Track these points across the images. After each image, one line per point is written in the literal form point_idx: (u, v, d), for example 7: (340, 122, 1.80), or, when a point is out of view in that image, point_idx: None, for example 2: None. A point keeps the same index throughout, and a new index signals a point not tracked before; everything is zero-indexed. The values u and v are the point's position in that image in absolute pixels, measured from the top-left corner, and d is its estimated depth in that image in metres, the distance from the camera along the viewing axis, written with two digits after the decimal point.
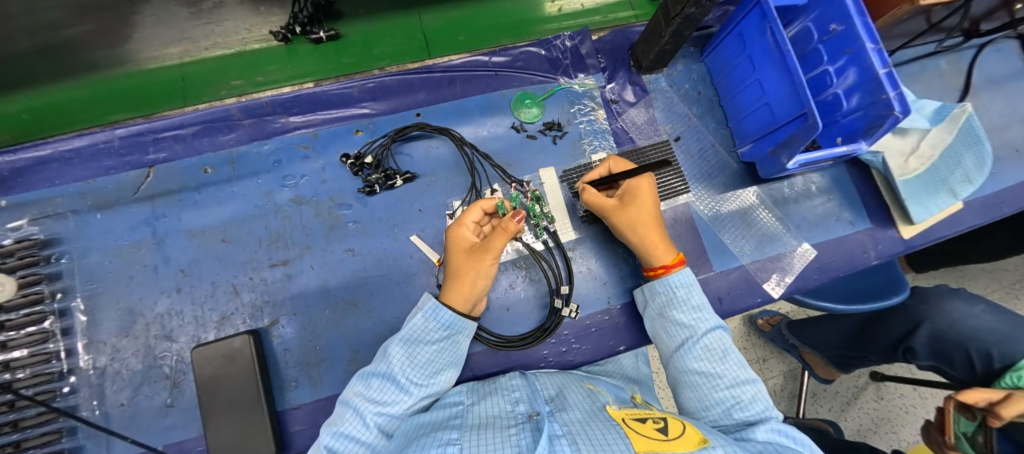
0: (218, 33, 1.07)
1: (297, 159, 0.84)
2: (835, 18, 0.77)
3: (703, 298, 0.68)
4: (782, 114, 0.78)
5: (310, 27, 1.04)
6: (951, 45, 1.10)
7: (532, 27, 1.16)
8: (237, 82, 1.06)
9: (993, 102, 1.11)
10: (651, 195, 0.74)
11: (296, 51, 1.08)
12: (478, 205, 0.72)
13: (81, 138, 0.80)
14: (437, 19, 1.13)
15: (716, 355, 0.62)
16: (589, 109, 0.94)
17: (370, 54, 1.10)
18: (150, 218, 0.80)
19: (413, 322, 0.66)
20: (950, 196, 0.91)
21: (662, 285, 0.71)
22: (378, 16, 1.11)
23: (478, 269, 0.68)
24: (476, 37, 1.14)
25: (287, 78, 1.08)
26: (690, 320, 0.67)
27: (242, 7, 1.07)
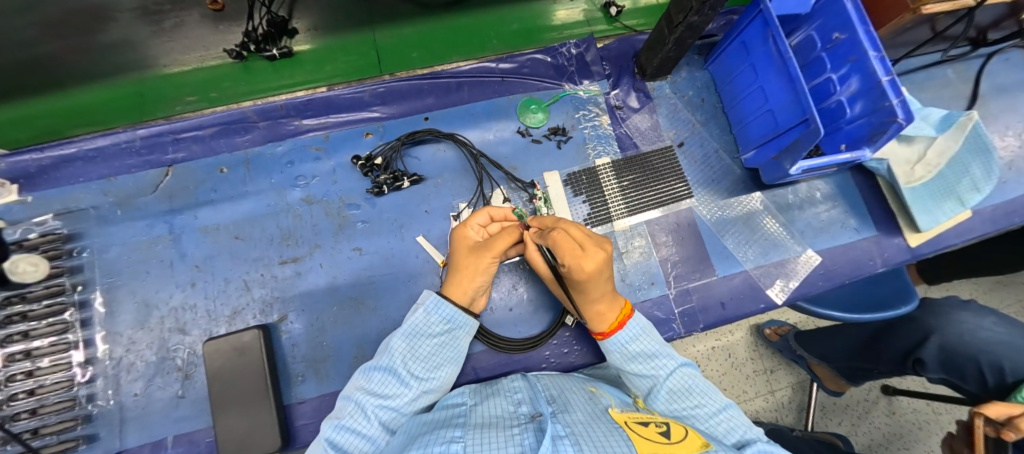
0: (177, 49, 1.10)
1: (309, 160, 0.87)
2: (838, 26, 0.78)
3: (655, 343, 0.66)
4: (784, 120, 0.79)
5: (265, 45, 1.07)
6: (958, 54, 1.11)
7: (484, 44, 1.17)
8: (192, 98, 1.09)
9: (999, 111, 1.11)
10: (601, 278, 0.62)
11: (251, 67, 1.11)
12: (486, 210, 0.74)
13: (104, 138, 0.84)
14: (392, 36, 1.15)
15: (683, 394, 0.60)
16: (594, 115, 0.96)
17: (323, 71, 1.12)
18: (167, 215, 0.84)
19: (415, 316, 0.66)
20: (959, 204, 0.91)
21: (613, 345, 0.67)
22: (332, 34, 1.14)
23: (477, 266, 0.69)
24: (430, 55, 1.16)
25: (241, 95, 1.11)
26: (647, 370, 0.64)
27: (203, 26, 1.12)
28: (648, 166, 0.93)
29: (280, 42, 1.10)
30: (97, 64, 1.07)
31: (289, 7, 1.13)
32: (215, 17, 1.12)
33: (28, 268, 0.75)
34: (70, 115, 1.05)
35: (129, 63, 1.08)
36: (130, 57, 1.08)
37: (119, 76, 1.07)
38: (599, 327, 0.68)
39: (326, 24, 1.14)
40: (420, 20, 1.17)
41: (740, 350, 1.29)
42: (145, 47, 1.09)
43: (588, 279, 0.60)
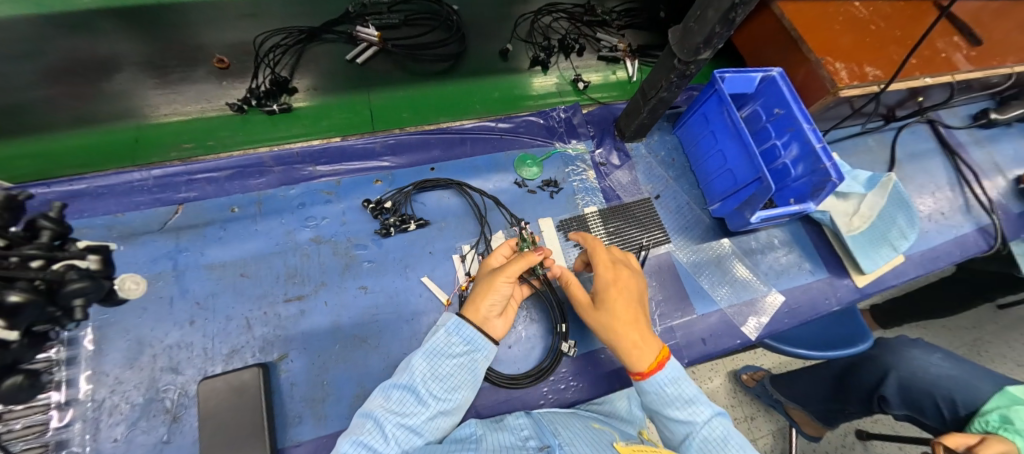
0: (179, 101, 1.15)
1: (320, 202, 0.93)
2: (777, 104, 0.97)
3: (693, 389, 0.66)
4: (743, 177, 0.93)
5: (265, 100, 1.15)
6: (875, 127, 1.35)
7: (467, 107, 1.28)
8: (188, 145, 1.10)
9: (914, 174, 1.33)
10: (631, 297, 0.73)
11: (250, 119, 1.16)
12: (506, 241, 0.81)
13: (118, 176, 0.88)
14: (384, 97, 1.25)
15: (720, 444, 0.61)
16: (581, 170, 1.08)
17: (319, 125, 1.18)
18: (172, 252, 0.85)
19: (436, 337, 0.69)
20: (892, 250, 1.07)
21: (652, 385, 0.66)
22: (329, 94, 1.23)
23: (492, 286, 0.73)
24: (419, 115, 1.25)
25: (236, 144, 1.13)
26: (685, 416, 0.64)
27: (206, 81, 1.18)
28: (631, 215, 1.04)
29: (280, 99, 1.17)
30: (99, 112, 1.10)
31: (292, 68, 1.24)
32: (221, 73, 1.20)
33: (129, 290, 0.52)
34: (49, 157, 1.03)
35: (120, 111, 1.11)
36: (122, 107, 1.11)
37: (112, 122, 1.09)
38: (638, 367, 0.67)
39: (325, 85, 1.24)
40: (412, 85, 1.28)
41: (720, 396, 1.35)
42: (141, 96, 1.13)
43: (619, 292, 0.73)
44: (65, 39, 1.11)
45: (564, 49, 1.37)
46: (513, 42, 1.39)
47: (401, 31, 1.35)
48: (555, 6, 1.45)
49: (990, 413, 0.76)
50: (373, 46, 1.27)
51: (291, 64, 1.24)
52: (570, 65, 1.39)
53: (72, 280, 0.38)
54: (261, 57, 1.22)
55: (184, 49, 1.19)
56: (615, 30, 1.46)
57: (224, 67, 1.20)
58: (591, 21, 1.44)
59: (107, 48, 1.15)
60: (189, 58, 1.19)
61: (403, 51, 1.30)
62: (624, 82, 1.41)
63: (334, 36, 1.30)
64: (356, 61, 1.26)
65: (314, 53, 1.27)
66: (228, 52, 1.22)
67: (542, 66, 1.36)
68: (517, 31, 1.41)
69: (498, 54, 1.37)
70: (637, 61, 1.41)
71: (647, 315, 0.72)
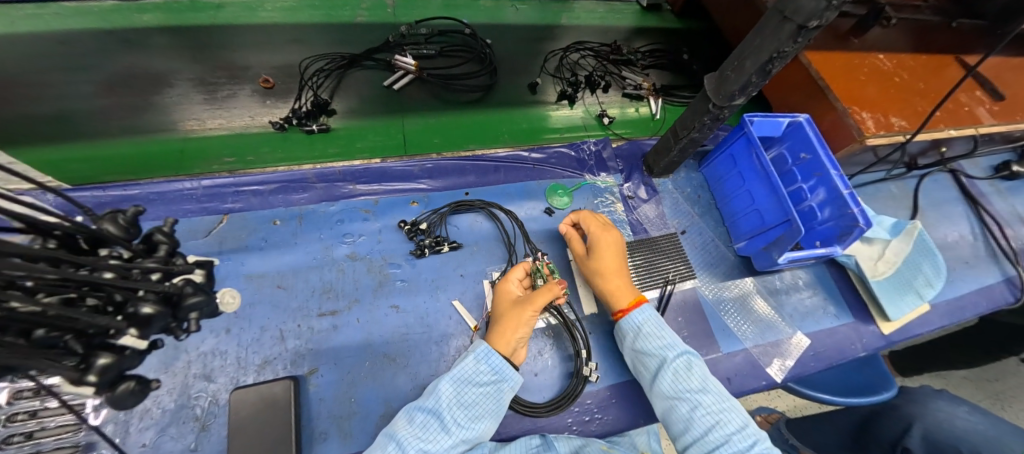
0: (224, 115, 1.12)
1: (357, 220, 0.96)
2: (804, 149, 1.00)
3: (666, 327, 0.78)
4: (770, 218, 0.95)
5: (306, 120, 1.12)
6: (897, 174, 1.36)
7: (498, 137, 1.23)
8: (230, 159, 1.06)
9: (937, 222, 1.33)
10: (617, 252, 0.86)
11: (289, 138, 1.12)
12: (521, 264, 0.83)
13: (170, 185, 0.92)
14: (418, 123, 1.21)
15: (686, 374, 0.71)
16: (609, 202, 1.11)
17: (353, 147, 1.13)
18: (215, 260, 0.88)
19: (465, 363, 0.70)
20: (917, 298, 1.06)
21: (629, 323, 0.80)
22: (365, 117, 1.20)
23: (519, 319, 0.75)
24: (449, 142, 1.20)
25: (277, 161, 1.08)
26: (656, 349, 0.76)
27: (251, 99, 1.16)
28: (657, 247, 1.05)
29: (320, 120, 1.14)
30: (141, 122, 1.07)
31: (331, 92, 1.21)
32: (265, 93, 1.18)
33: (231, 303, 0.83)
34: (89, 164, 1.00)
35: (167, 123, 1.08)
36: (163, 119, 1.09)
37: (154, 133, 1.06)
38: (619, 305, 0.82)
39: (359, 109, 1.21)
40: (444, 113, 1.25)
41: None
42: (186, 109, 1.11)
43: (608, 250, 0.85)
44: (121, 53, 1.15)
45: (591, 85, 1.34)
46: (542, 77, 1.38)
47: (437, 62, 1.35)
48: (582, 44, 1.46)
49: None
50: (411, 73, 1.25)
51: (331, 87, 1.22)
52: (596, 100, 1.37)
53: (187, 294, 0.61)
54: (305, 80, 1.20)
55: (232, 69, 1.19)
56: (640, 69, 1.45)
57: (269, 87, 1.19)
58: (617, 60, 1.44)
59: (161, 62, 1.16)
60: (237, 77, 1.18)
61: (438, 81, 1.28)
62: (649, 119, 1.38)
63: (374, 62, 1.28)
64: (394, 87, 1.25)
65: (353, 77, 1.25)
66: (275, 73, 1.21)
67: (569, 101, 1.33)
68: (547, 66, 1.40)
69: (526, 87, 1.35)
70: (661, 100, 1.38)
71: (625, 267, 0.86)
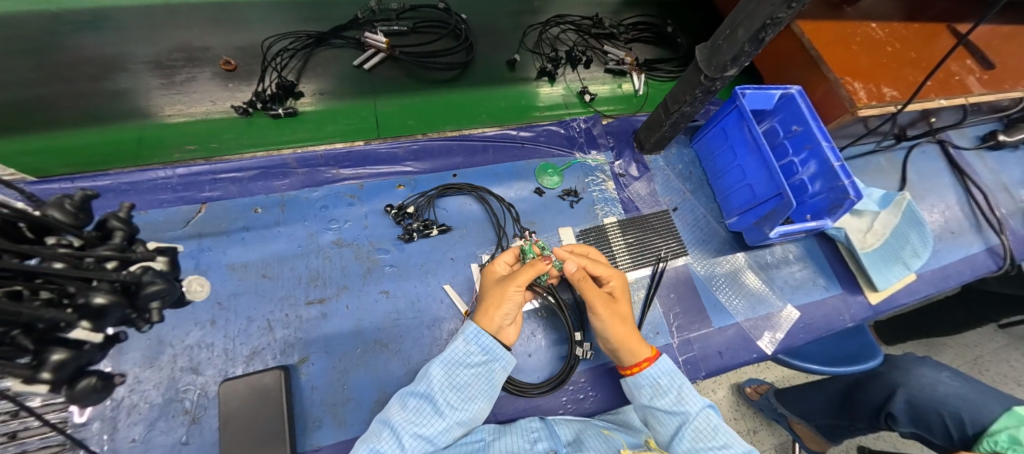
0: (184, 102, 1.07)
1: (343, 205, 0.93)
2: (796, 121, 0.99)
3: (685, 380, 0.69)
4: (762, 193, 0.94)
5: (271, 104, 1.07)
6: (887, 146, 1.36)
7: (475, 117, 1.20)
8: (192, 147, 1.02)
9: (924, 193, 1.35)
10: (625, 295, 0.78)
11: (255, 123, 1.07)
12: (509, 248, 0.81)
13: (142, 174, 0.88)
14: (392, 104, 1.17)
15: (709, 434, 0.64)
16: (601, 180, 1.09)
17: (323, 131, 1.09)
18: (195, 250, 0.85)
19: (455, 344, 0.69)
20: (904, 268, 1.10)
21: (645, 379, 0.70)
22: (337, 99, 1.14)
23: (503, 295, 0.72)
24: (424, 123, 1.17)
25: (243, 147, 1.04)
26: (675, 406, 0.67)
27: (212, 83, 1.10)
28: (649, 226, 1.05)
29: (287, 103, 1.10)
30: (112, 110, 1.02)
31: (299, 73, 1.15)
32: (226, 75, 1.11)
33: (197, 293, 0.48)
34: (50, 157, 0.95)
35: (143, 109, 1.04)
36: (132, 106, 1.04)
37: (121, 122, 1.01)
38: (632, 359, 0.72)
39: (331, 90, 1.15)
40: (418, 93, 1.20)
41: (725, 408, 1.35)
42: (156, 95, 1.06)
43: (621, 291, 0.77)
44: (70, 35, 1.07)
45: (572, 61, 1.30)
46: (521, 53, 1.32)
47: (410, 38, 1.28)
48: (562, 18, 1.39)
49: (999, 433, 0.75)
50: (382, 52, 1.19)
51: (298, 68, 1.15)
52: (578, 76, 1.32)
53: (150, 281, 0.38)
54: (269, 61, 1.14)
55: (190, 50, 1.11)
56: (622, 43, 1.41)
57: (231, 69, 1.11)
58: (599, 33, 1.39)
59: (121, 44, 1.08)
60: (196, 59, 1.11)
61: (410, 59, 1.22)
62: (631, 96, 1.33)
63: (342, 40, 1.21)
64: (364, 67, 1.18)
65: (322, 57, 1.19)
66: (235, 54, 1.14)
67: (550, 77, 1.29)
68: (525, 41, 1.34)
69: (505, 63, 1.30)
70: (644, 75, 1.33)
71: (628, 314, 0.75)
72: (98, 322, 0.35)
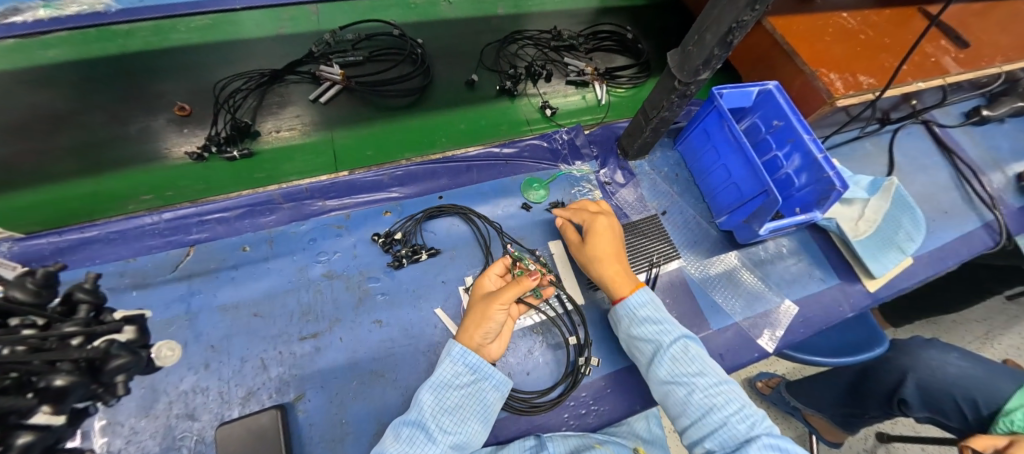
0: (138, 154, 1.05)
1: (330, 236, 0.93)
2: (776, 116, 0.99)
3: (661, 313, 0.75)
4: (748, 191, 0.95)
5: (226, 146, 1.07)
6: (872, 131, 1.37)
7: (434, 142, 1.19)
8: (148, 197, 1.00)
9: (913, 175, 1.35)
10: (610, 235, 0.85)
11: (211, 166, 1.06)
12: (501, 259, 0.81)
13: (129, 221, 0.88)
14: (349, 136, 1.16)
15: (684, 360, 0.68)
16: (587, 190, 1.09)
17: (280, 170, 1.08)
18: (186, 294, 0.85)
19: (442, 368, 0.69)
20: (900, 253, 1.09)
21: (623, 309, 0.77)
22: (300, 136, 1.14)
23: (487, 314, 0.73)
24: (383, 153, 1.15)
25: (198, 193, 1.03)
26: (653, 335, 0.73)
27: (168, 129, 1.09)
28: (637, 230, 1.03)
29: (242, 144, 1.09)
30: (97, 160, 1.02)
31: (254, 113, 1.15)
32: (182, 121, 1.10)
33: (168, 357, 0.78)
34: (2, 220, 0.93)
35: (128, 158, 1.04)
36: (107, 156, 1.03)
37: (81, 176, 1.00)
38: (616, 292, 0.79)
39: (293, 127, 1.15)
40: (376, 123, 1.19)
41: None
42: (144, 142, 1.06)
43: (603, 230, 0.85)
44: (31, 93, 1.06)
45: (531, 76, 1.30)
46: (479, 72, 1.33)
47: (366, 67, 1.29)
48: (521, 33, 1.41)
49: (1015, 412, 0.74)
50: (337, 84, 1.19)
51: (254, 106, 1.15)
52: (539, 91, 1.32)
53: (111, 355, 0.56)
54: (222, 103, 1.13)
55: (145, 98, 1.11)
56: (583, 53, 1.41)
57: (186, 114, 1.10)
58: (559, 46, 1.39)
59: (101, 96, 1.09)
60: (150, 107, 1.10)
61: (361, 87, 1.22)
62: (594, 105, 1.34)
63: (298, 76, 1.22)
64: (320, 101, 1.18)
65: (276, 94, 1.19)
66: (192, 98, 1.13)
67: (510, 95, 1.29)
68: (483, 60, 1.35)
69: (464, 84, 1.30)
70: (606, 84, 1.35)
71: (623, 258, 0.83)
72: (56, 405, 0.48)
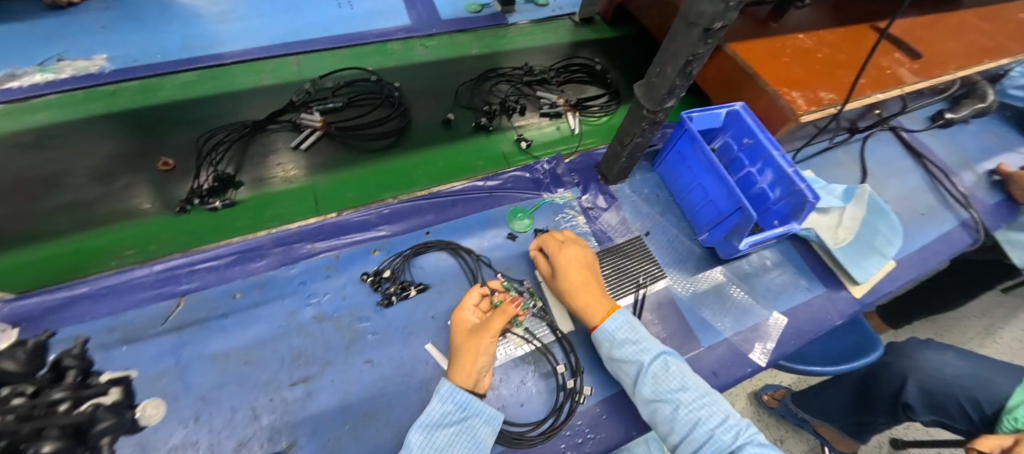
0: (119, 209, 1.06)
1: (319, 278, 0.95)
2: (745, 134, 1.04)
3: (640, 333, 0.77)
4: (724, 207, 0.98)
5: (209, 197, 1.09)
6: (841, 141, 1.43)
7: (413, 181, 1.21)
8: (129, 252, 0.99)
9: (887, 179, 1.39)
10: (581, 264, 0.87)
11: (192, 218, 1.07)
12: (476, 289, 0.84)
13: (120, 275, 0.89)
14: (329, 181, 1.18)
15: (666, 376, 0.69)
16: (571, 216, 1.12)
17: (261, 217, 1.09)
18: (176, 346, 0.84)
19: (431, 408, 0.69)
20: (881, 257, 1.11)
21: (602, 333, 0.79)
22: (280, 184, 1.16)
23: (478, 347, 0.75)
24: (364, 194, 1.17)
25: (181, 246, 1.02)
26: (633, 355, 0.74)
27: (150, 185, 1.10)
28: (623, 253, 1.07)
29: (225, 195, 1.11)
30: (88, 216, 1.03)
31: (237, 164, 1.18)
32: (166, 175, 1.13)
33: (153, 414, 0.76)
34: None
35: (119, 212, 1.05)
36: (95, 212, 1.04)
37: (67, 235, 1.00)
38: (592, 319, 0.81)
39: (274, 175, 1.18)
40: (357, 166, 1.23)
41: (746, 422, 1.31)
42: (137, 195, 1.08)
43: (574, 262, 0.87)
44: (21, 156, 1.09)
45: (506, 111, 1.37)
46: (455, 110, 1.39)
47: (346, 113, 1.33)
48: (496, 71, 1.49)
49: (1017, 409, 0.75)
50: (317, 130, 1.24)
51: (236, 158, 1.18)
52: (513, 125, 1.38)
53: None
54: (203, 157, 1.17)
55: (130, 155, 1.14)
56: (555, 86, 1.48)
57: (169, 169, 1.13)
58: (531, 80, 1.48)
59: (93, 154, 1.12)
60: (133, 163, 1.13)
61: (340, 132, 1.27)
62: (569, 135, 1.39)
63: (279, 125, 1.26)
64: (301, 147, 1.22)
65: (260, 144, 1.22)
66: (175, 154, 1.16)
67: (485, 130, 1.35)
68: (459, 99, 1.42)
69: (441, 123, 1.36)
70: (578, 114, 1.41)
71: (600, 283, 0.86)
72: None
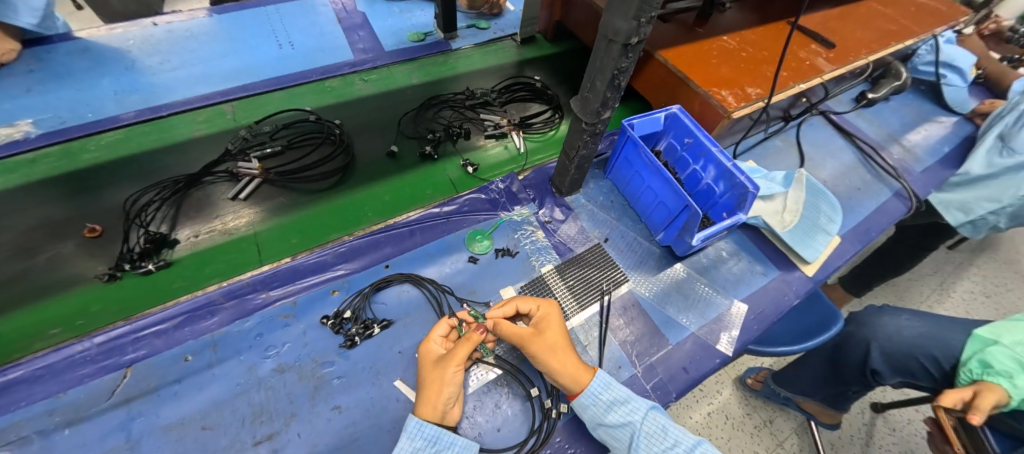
0: (45, 286, 0.98)
1: (277, 328, 0.92)
2: (686, 134, 1.10)
3: (624, 391, 0.75)
4: (674, 206, 1.02)
5: (141, 261, 1.02)
6: (777, 129, 1.52)
7: (360, 218, 1.20)
8: (56, 330, 0.91)
9: (824, 160, 1.49)
10: (560, 322, 0.82)
11: (123, 285, 1.00)
12: (444, 319, 0.81)
13: (57, 353, 0.83)
14: (272, 228, 1.15)
15: (659, 436, 0.70)
16: (530, 232, 1.13)
17: (200, 274, 1.04)
18: (124, 421, 0.78)
19: (401, 447, 0.67)
20: (826, 235, 1.18)
21: (588, 398, 0.75)
22: (219, 237, 1.12)
23: (443, 377, 0.73)
24: (310, 238, 1.15)
25: (113, 316, 0.95)
26: (623, 418, 0.72)
27: (76, 255, 1.03)
28: (585, 262, 1.09)
29: (159, 256, 1.05)
30: (19, 293, 0.96)
31: (171, 221, 1.13)
32: (92, 243, 1.06)
33: None
34: None
35: (55, 284, 0.98)
36: (22, 289, 0.97)
37: None
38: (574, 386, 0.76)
39: (212, 228, 1.14)
40: (301, 209, 1.20)
41: (734, 408, 1.33)
42: (75, 264, 1.02)
43: (554, 322, 0.81)
44: None
45: (451, 137, 1.40)
46: (400, 142, 1.40)
47: (286, 156, 1.32)
48: (438, 98, 1.52)
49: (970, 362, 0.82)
50: (256, 178, 1.21)
51: (170, 215, 1.14)
52: (458, 149, 1.40)
53: None
54: (133, 217, 1.11)
55: (53, 225, 1.07)
56: (498, 107, 1.52)
57: (96, 235, 1.07)
58: (474, 103, 1.51)
59: (18, 228, 1.05)
60: (57, 234, 1.06)
61: (281, 178, 1.24)
62: (516, 155, 1.41)
63: (214, 176, 1.22)
64: (240, 197, 1.19)
65: (194, 198, 1.18)
66: (104, 219, 1.11)
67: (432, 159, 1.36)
68: (402, 129, 1.43)
69: (386, 156, 1.36)
70: (522, 133, 1.44)
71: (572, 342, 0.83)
72: None
